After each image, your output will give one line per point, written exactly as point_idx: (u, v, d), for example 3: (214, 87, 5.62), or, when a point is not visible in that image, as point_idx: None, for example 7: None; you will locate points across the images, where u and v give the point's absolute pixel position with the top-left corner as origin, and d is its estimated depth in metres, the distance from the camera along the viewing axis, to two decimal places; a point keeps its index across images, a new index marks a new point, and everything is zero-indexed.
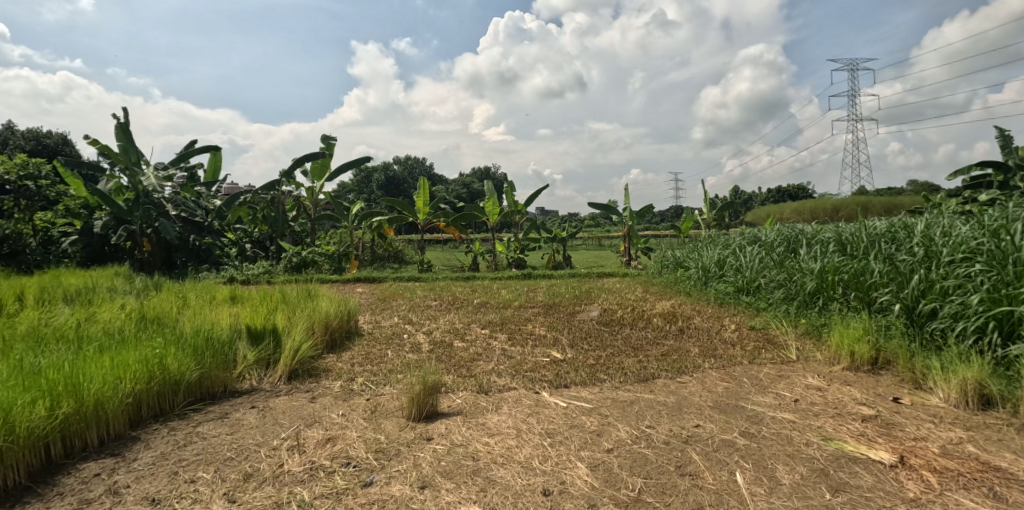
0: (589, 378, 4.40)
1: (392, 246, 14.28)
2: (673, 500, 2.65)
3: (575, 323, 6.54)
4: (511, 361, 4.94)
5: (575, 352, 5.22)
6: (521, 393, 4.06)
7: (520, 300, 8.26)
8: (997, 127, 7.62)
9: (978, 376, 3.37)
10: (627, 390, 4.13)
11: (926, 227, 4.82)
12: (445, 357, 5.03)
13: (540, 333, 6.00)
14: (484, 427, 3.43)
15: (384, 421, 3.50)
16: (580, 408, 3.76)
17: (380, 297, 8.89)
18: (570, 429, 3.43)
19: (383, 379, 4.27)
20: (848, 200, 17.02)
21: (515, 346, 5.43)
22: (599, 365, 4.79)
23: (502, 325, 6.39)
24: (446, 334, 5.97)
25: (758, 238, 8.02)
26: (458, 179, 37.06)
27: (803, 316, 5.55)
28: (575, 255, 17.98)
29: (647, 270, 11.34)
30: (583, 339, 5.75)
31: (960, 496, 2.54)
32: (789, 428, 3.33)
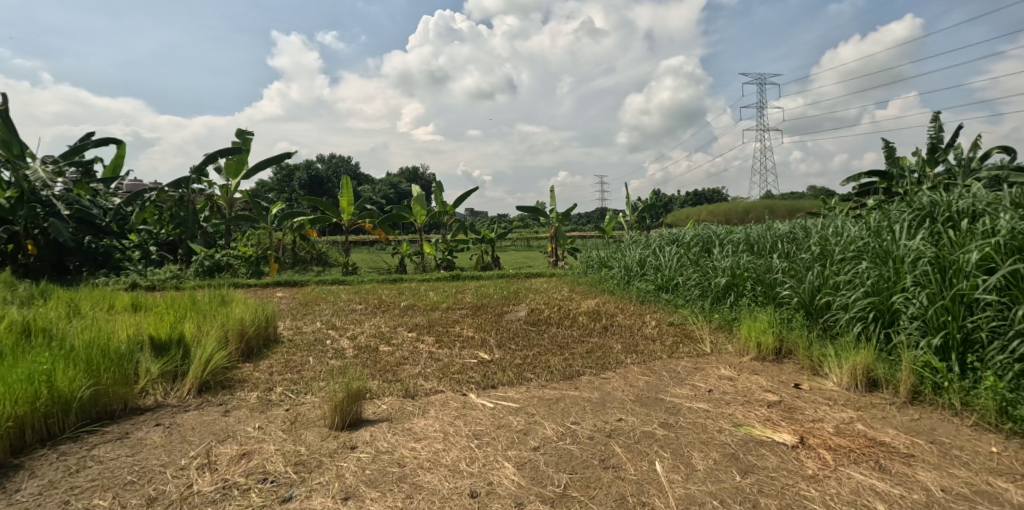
0: (516, 377, 4.48)
1: (315, 248, 13.86)
2: (596, 493, 2.76)
3: (503, 324, 6.61)
4: (438, 363, 4.94)
5: (502, 353, 5.29)
6: (448, 396, 4.08)
7: (448, 302, 8.25)
8: (883, 139, 8.43)
9: (866, 361, 3.72)
10: (552, 388, 4.24)
11: (823, 228, 5.29)
12: (371, 362, 4.95)
13: (467, 335, 6.03)
14: (410, 432, 3.42)
15: (305, 432, 3.41)
16: (507, 407, 3.83)
17: (302, 302, 8.58)
18: (497, 429, 3.48)
19: (304, 388, 4.15)
20: (757, 204, 18.21)
21: (442, 349, 5.43)
22: (525, 364, 4.89)
23: (429, 328, 6.36)
24: (371, 339, 5.86)
25: (676, 238, 8.46)
26: (385, 179, 36.40)
27: (715, 312, 5.92)
28: (504, 255, 18.15)
29: (573, 270, 11.62)
30: (511, 339, 5.84)
31: (851, 470, 2.80)
32: (703, 417, 3.56)
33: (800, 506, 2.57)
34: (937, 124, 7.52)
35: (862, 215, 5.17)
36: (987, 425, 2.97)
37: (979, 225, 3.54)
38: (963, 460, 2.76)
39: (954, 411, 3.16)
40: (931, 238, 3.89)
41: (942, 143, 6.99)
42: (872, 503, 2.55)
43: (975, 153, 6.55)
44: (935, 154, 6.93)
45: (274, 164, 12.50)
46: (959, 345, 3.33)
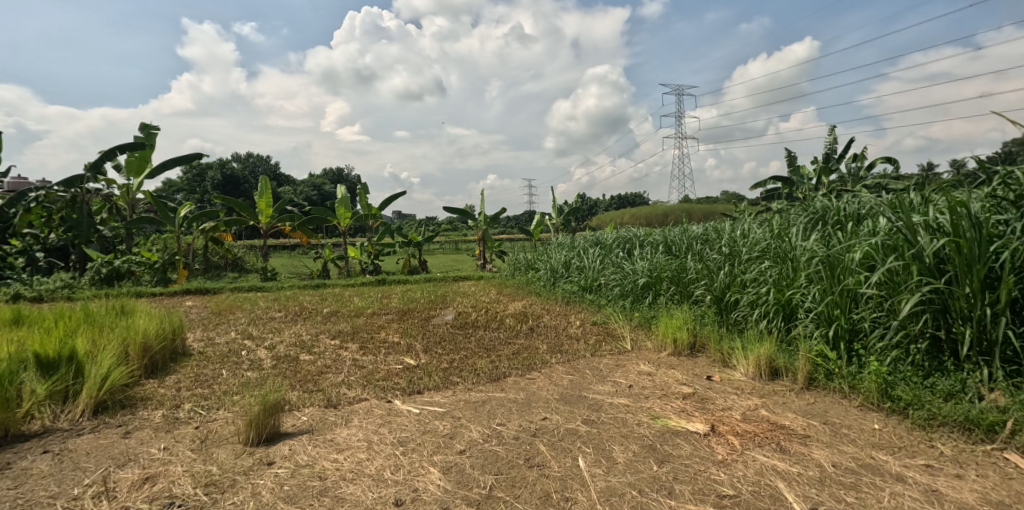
0: (442, 382, 4.46)
1: (229, 253, 13.15)
2: (521, 492, 2.80)
3: (429, 328, 6.55)
4: (363, 371, 4.83)
5: (428, 358, 5.25)
6: (373, 404, 4.01)
7: (373, 307, 8.08)
8: (788, 150, 9.11)
9: (768, 353, 4.00)
10: (478, 391, 4.27)
11: (732, 230, 5.65)
12: (291, 373, 4.76)
13: (393, 340, 5.92)
14: (332, 443, 3.33)
15: (217, 450, 3.23)
16: (432, 412, 3.81)
17: (214, 311, 8.11)
18: (423, 434, 3.46)
19: (216, 403, 3.94)
20: (675, 208, 19.08)
21: (366, 355, 5.32)
22: (452, 368, 4.88)
23: (353, 335, 6.20)
24: (291, 348, 5.63)
25: (599, 241, 8.74)
26: (307, 180, 35.12)
27: (635, 310, 6.16)
28: (432, 259, 18.02)
29: (501, 272, 11.70)
30: (437, 344, 5.79)
31: (756, 453, 3.00)
32: (624, 412, 3.70)
33: (711, 490, 2.71)
34: (833, 137, 8.22)
35: (766, 217, 5.55)
36: (869, 404, 3.22)
37: (864, 227, 3.88)
38: (851, 437, 2.98)
39: (843, 394, 3.43)
40: (824, 238, 4.24)
41: (835, 153, 7.64)
42: (774, 481, 2.72)
43: (863, 163, 7.21)
44: (830, 163, 7.57)
45: (183, 163, 11.77)
46: (847, 335, 3.64)
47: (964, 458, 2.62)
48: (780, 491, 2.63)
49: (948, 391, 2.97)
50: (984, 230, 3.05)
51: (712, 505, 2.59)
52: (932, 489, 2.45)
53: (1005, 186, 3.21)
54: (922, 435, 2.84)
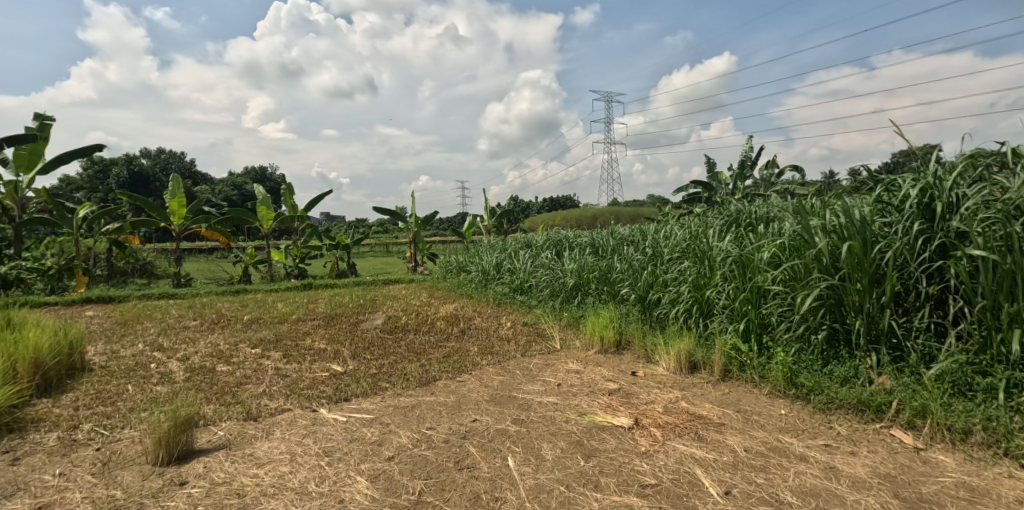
0: (370, 388, 4.36)
1: (134, 258, 12.24)
2: (450, 495, 2.78)
3: (357, 333, 6.39)
4: (286, 380, 4.64)
5: (356, 364, 5.11)
6: (296, 414, 3.86)
7: (298, 313, 7.79)
8: (707, 157, 9.59)
9: (688, 348, 4.19)
10: (408, 395, 4.21)
11: (656, 232, 5.89)
12: (206, 385, 4.50)
13: (319, 347, 5.73)
14: (252, 458, 3.19)
15: (122, 472, 3.01)
16: (360, 420, 3.72)
17: (119, 321, 7.53)
18: (350, 443, 3.37)
19: (122, 421, 3.67)
20: (603, 211, 19.64)
21: (290, 364, 5.12)
22: (381, 373, 4.78)
23: (275, 343, 5.93)
24: (207, 359, 5.33)
25: (530, 243, 8.86)
26: (227, 179, 33.39)
27: (564, 310, 6.28)
28: (362, 262, 17.61)
29: (432, 275, 11.59)
30: (366, 349, 5.65)
31: (676, 443, 3.14)
32: (552, 409, 3.77)
33: (634, 480, 2.80)
34: (748, 145, 8.73)
35: (687, 220, 5.82)
36: (777, 392, 3.44)
37: (771, 229, 4.15)
38: (761, 423, 3.18)
39: (755, 384, 3.65)
40: (737, 239, 4.50)
41: (750, 162, 8.13)
42: (692, 468, 2.85)
43: (774, 170, 7.72)
44: (745, 170, 8.04)
45: (82, 156, 10.88)
46: (757, 329, 3.87)
47: (858, 436, 2.85)
48: (697, 477, 2.76)
49: (844, 377, 3.22)
50: (871, 231, 3.32)
51: (634, 495, 2.67)
52: (830, 466, 2.65)
53: (888, 191, 3.51)
54: (822, 419, 3.06)
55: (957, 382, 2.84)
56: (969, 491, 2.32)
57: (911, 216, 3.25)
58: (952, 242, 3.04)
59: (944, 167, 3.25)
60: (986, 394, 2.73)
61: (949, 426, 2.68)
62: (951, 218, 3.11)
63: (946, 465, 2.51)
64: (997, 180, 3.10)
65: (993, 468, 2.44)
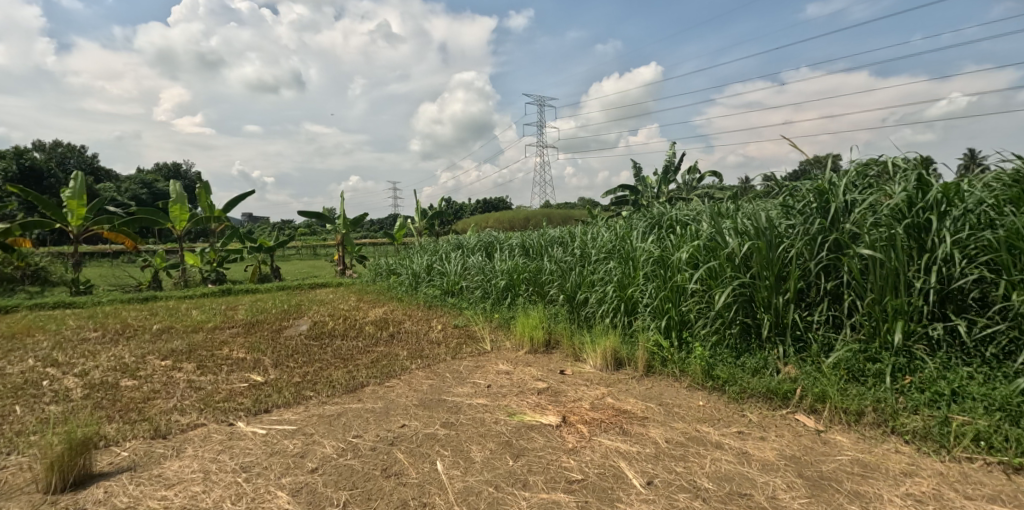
0: (293, 397, 4.17)
1: (26, 262, 11.13)
2: (377, 504, 2.70)
3: (280, 341, 6.10)
4: (200, 392, 4.36)
5: (278, 373, 4.88)
6: (210, 429, 3.64)
7: (215, 321, 7.36)
8: (634, 162, 9.93)
9: (613, 345, 4.29)
10: (334, 404, 4.06)
11: (585, 234, 6.03)
12: (108, 403, 4.14)
13: (238, 356, 5.43)
14: (160, 479, 2.97)
15: (7, 504, 2.73)
16: (281, 432, 3.55)
17: (5, 334, 6.82)
18: (270, 456, 3.21)
19: (7, 446, 3.32)
20: (535, 213, 19.91)
21: (204, 375, 4.82)
22: (304, 381, 4.59)
23: (188, 354, 5.57)
24: (109, 374, 4.92)
25: (462, 245, 8.83)
26: (137, 176, 31.17)
27: (495, 311, 6.30)
28: (287, 265, 16.94)
29: (361, 277, 11.29)
30: (289, 357, 5.41)
31: (602, 437, 3.20)
32: (482, 411, 3.75)
33: (561, 476, 2.82)
34: (672, 150, 9.11)
35: (613, 222, 6.00)
36: (696, 385, 3.59)
37: (689, 231, 4.34)
38: (681, 414, 3.30)
39: (676, 378, 3.79)
40: (659, 240, 4.67)
41: (673, 166, 8.47)
42: (616, 461, 2.91)
43: (695, 175, 8.08)
44: (669, 175, 8.38)
45: None
46: (677, 325, 4.02)
47: (767, 422, 3.02)
48: (622, 470, 2.82)
49: (755, 368, 3.40)
50: (777, 233, 3.54)
51: (561, 491, 2.70)
52: (743, 451, 2.78)
53: (791, 195, 3.75)
54: (735, 408, 3.22)
55: (852, 369, 3.06)
56: (863, 467, 2.50)
57: (811, 218, 3.49)
58: (846, 241, 3.29)
59: (839, 175, 3.52)
60: (876, 379, 2.96)
61: (845, 409, 2.89)
62: (845, 220, 3.36)
63: (843, 444, 2.70)
64: (883, 185, 3.38)
65: (882, 445, 2.65)
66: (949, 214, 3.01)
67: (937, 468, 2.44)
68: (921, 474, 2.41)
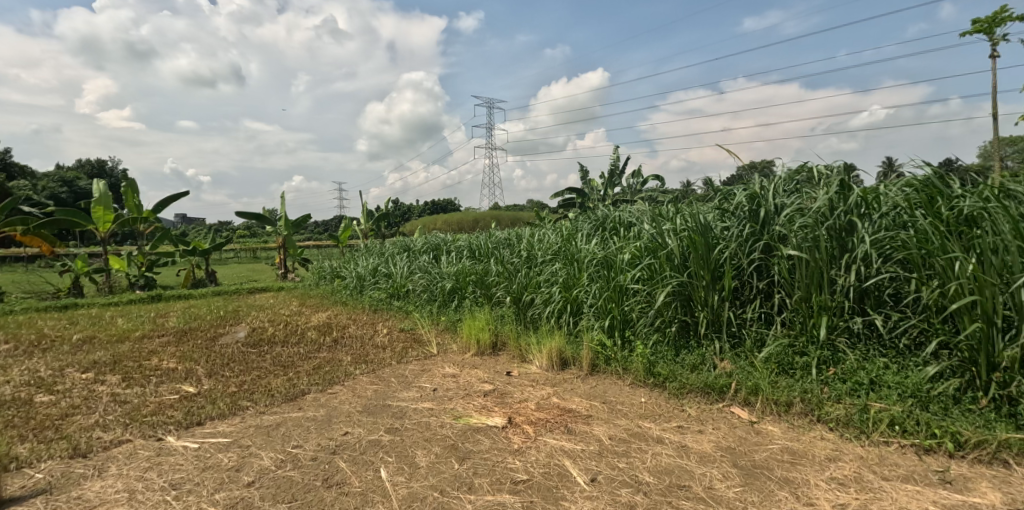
0: (228, 408, 3.98)
1: None
2: None
3: (214, 349, 5.82)
4: (126, 406, 4.10)
5: (212, 383, 4.65)
6: (136, 445, 3.42)
7: (144, 329, 6.95)
8: (581, 165, 10.09)
9: (559, 345, 4.33)
10: (272, 413, 3.91)
11: (531, 236, 6.09)
12: (19, 421, 3.83)
13: (168, 367, 5.15)
14: (79, 502, 2.77)
15: None
16: (215, 445, 3.38)
17: None
18: (203, 471, 3.06)
19: None
20: (483, 215, 19.93)
21: (130, 388, 4.53)
22: (241, 391, 4.39)
23: (112, 365, 5.22)
24: (21, 390, 4.55)
25: (408, 248, 8.71)
26: (57, 174, 29.16)
27: (442, 314, 6.25)
28: (224, 269, 16.22)
29: (304, 281, 10.95)
30: (225, 366, 5.17)
31: (548, 437, 3.21)
32: (427, 415, 3.70)
33: (506, 478, 2.81)
34: (617, 154, 9.32)
35: (559, 225, 6.08)
36: (639, 382, 3.67)
37: (631, 233, 4.45)
38: (624, 411, 3.36)
39: (619, 375, 3.85)
40: (603, 242, 4.77)
41: (618, 170, 8.66)
42: (561, 460, 2.92)
43: (640, 179, 8.28)
44: (614, 178, 8.57)
45: None
46: (620, 324, 4.10)
47: (705, 415, 3.12)
48: (567, 469, 2.83)
49: (694, 364, 3.51)
50: (713, 234, 3.67)
51: (507, 492, 2.69)
52: (682, 445, 2.86)
53: (726, 199, 3.91)
54: (675, 403, 3.31)
55: (782, 363, 3.20)
56: (792, 454, 2.62)
57: (744, 221, 3.64)
58: (776, 243, 3.45)
59: (769, 180, 3.70)
60: (804, 371, 3.11)
61: (776, 400, 3.02)
62: (774, 222, 3.53)
63: (774, 434, 2.82)
64: (809, 189, 3.57)
65: (810, 433, 2.78)
66: (867, 217, 3.22)
67: (858, 452, 2.58)
68: (844, 459, 2.54)
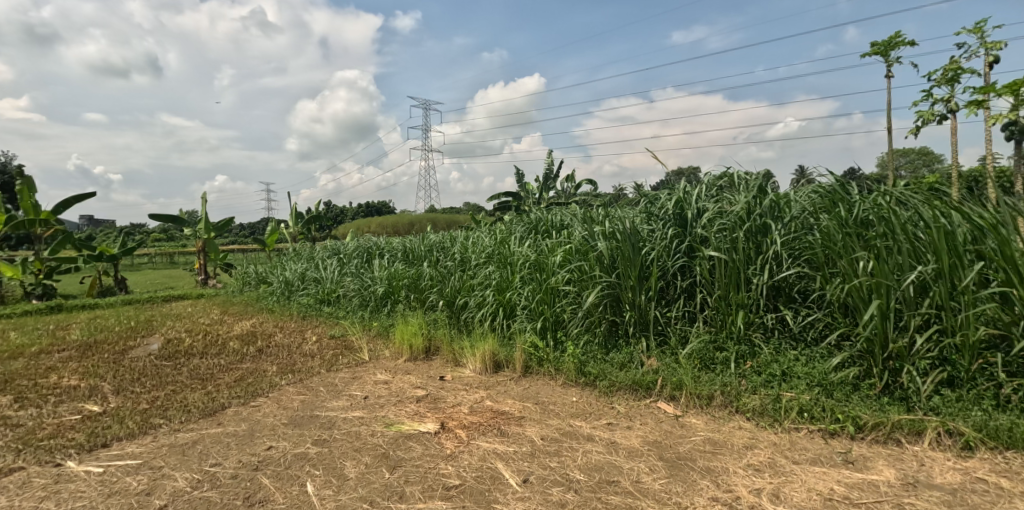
0: (138, 427, 3.70)
1: None
2: None
3: (123, 364, 5.40)
4: (18, 430, 3.73)
5: (120, 400, 4.31)
6: (30, 473, 3.12)
7: (42, 344, 6.36)
8: (517, 169, 10.16)
9: (492, 348, 4.32)
10: (188, 431, 3.67)
11: (465, 240, 6.09)
12: None
13: (69, 384, 4.73)
14: None
15: None
16: (123, 468, 3.14)
17: None
18: (108, 497, 2.83)
19: None
20: (418, 218, 19.73)
21: (24, 410, 4.13)
22: (153, 408, 4.10)
23: (2, 385, 4.74)
24: None
25: (339, 252, 8.46)
26: None
27: (374, 320, 6.11)
28: (136, 275, 15.15)
29: (227, 287, 10.41)
30: (135, 381, 4.82)
31: (481, 440, 3.19)
32: (357, 425, 3.59)
33: (438, 484, 2.76)
34: (552, 158, 9.46)
35: (493, 228, 6.11)
36: (570, 381, 3.72)
37: (563, 236, 4.53)
38: (556, 411, 3.39)
39: (551, 376, 3.89)
40: (535, 245, 4.83)
41: (553, 174, 8.79)
42: (493, 463, 2.91)
43: (574, 183, 8.44)
44: (549, 182, 8.69)
45: None
46: (552, 326, 4.14)
47: (633, 412, 3.20)
48: (499, 471, 2.82)
49: (622, 363, 3.59)
50: (639, 237, 3.79)
51: (438, 498, 2.64)
52: (612, 441, 2.92)
53: (652, 203, 4.04)
54: (605, 401, 3.38)
55: (704, 358, 3.35)
56: (713, 445, 2.73)
57: (669, 225, 3.78)
58: (698, 245, 3.60)
59: (692, 185, 3.88)
60: (723, 365, 3.27)
61: (697, 394, 3.14)
62: (696, 225, 3.69)
63: (697, 426, 2.93)
64: (728, 194, 3.75)
65: (729, 423, 2.91)
66: (779, 221, 3.43)
67: (771, 439, 2.72)
68: (759, 446, 2.67)
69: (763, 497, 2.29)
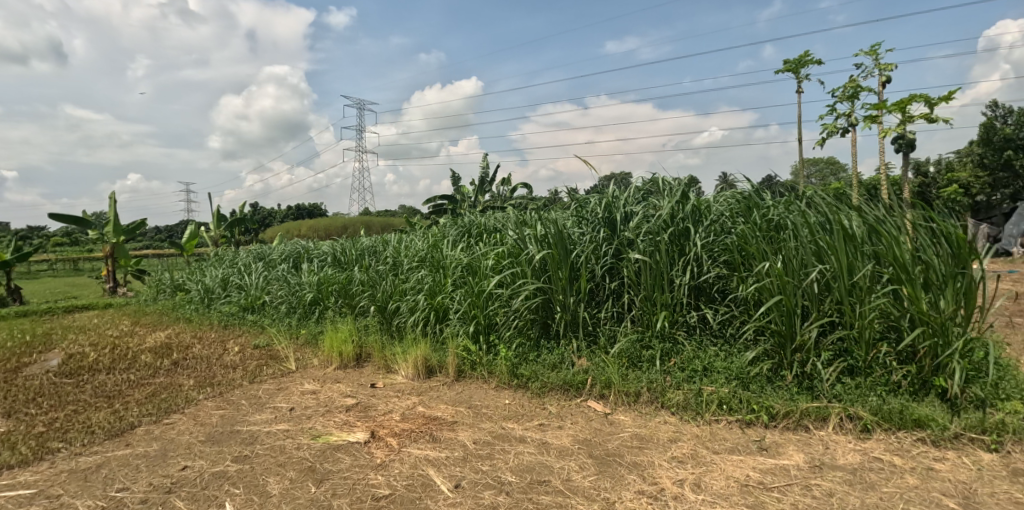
0: (32, 452, 3.37)
1: None
2: None
3: (16, 383, 4.92)
4: None
5: (11, 424, 3.92)
6: None
7: None
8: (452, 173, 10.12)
9: (424, 353, 4.26)
10: (91, 454, 3.38)
11: (397, 244, 5.99)
12: None
13: None
14: None
15: None
16: (13, 499, 2.85)
17: None
18: None
19: None
20: (351, 221, 19.26)
21: None
22: (50, 431, 3.75)
23: None
24: None
25: (264, 257, 8.10)
26: None
27: (301, 328, 5.88)
28: (33, 284, 13.85)
29: (139, 296, 9.71)
30: (30, 402, 4.39)
31: (412, 448, 3.13)
32: (282, 438, 3.43)
33: (367, 495, 2.68)
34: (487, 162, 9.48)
35: (426, 231, 6.05)
36: (503, 384, 3.72)
37: (495, 239, 4.55)
38: (488, 415, 3.38)
39: (484, 380, 3.88)
40: (468, 248, 4.82)
41: (488, 177, 8.81)
42: (425, 470, 2.86)
43: (509, 187, 8.48)
44: (484, 186, 8.70)
45: None
46: (484, 329, 4.14)
47: (564, 411, 3.24)
48: (430, 478, 2.78)
49: (554, 363, 3.63)
50: (569, 240, 3.86)
51: None
52: (543, 442, 2.94)
53: (583, 207, 4.12)
54: (537, 402, 3.41)
55: (631, 357, 3.44)
56: (640, 440, 2.81)
57: (598, 227, 3.87)
58: (625, 247, 3.71)
59: (620, 190, 3.98)
60: (649, 363, 3.37)
61: (626, 392, 3.23)
62: (623, 228, 3.80)
63: (625, 423, 3.00)
64: (654, 198, 3.89)
65: (654, 418, 3.00)
66: (699, 224, 3.59)
67: (694, 431, 2.83)
68: (682, 438, 2.77)
69: (686, 487, 2.37)
